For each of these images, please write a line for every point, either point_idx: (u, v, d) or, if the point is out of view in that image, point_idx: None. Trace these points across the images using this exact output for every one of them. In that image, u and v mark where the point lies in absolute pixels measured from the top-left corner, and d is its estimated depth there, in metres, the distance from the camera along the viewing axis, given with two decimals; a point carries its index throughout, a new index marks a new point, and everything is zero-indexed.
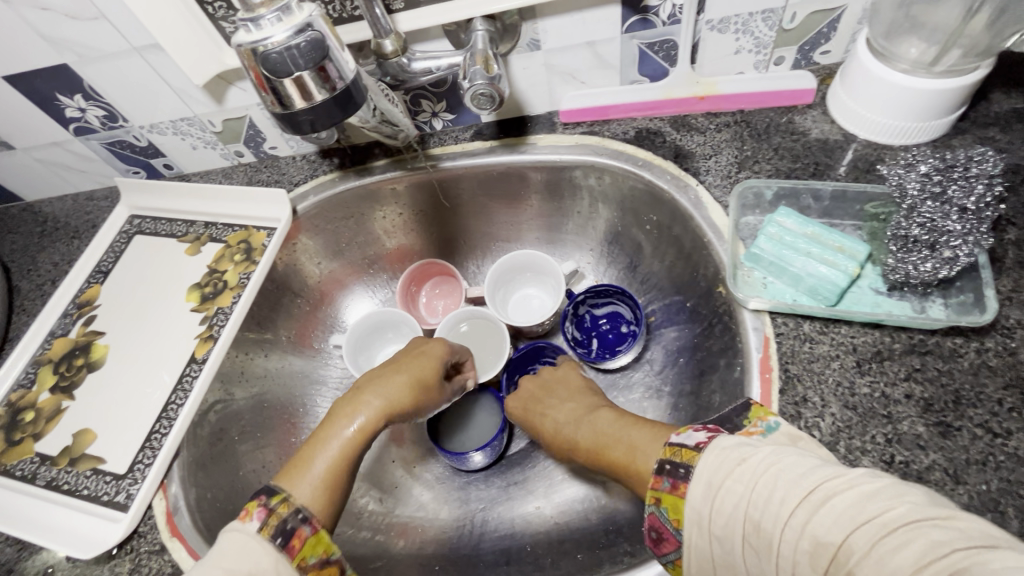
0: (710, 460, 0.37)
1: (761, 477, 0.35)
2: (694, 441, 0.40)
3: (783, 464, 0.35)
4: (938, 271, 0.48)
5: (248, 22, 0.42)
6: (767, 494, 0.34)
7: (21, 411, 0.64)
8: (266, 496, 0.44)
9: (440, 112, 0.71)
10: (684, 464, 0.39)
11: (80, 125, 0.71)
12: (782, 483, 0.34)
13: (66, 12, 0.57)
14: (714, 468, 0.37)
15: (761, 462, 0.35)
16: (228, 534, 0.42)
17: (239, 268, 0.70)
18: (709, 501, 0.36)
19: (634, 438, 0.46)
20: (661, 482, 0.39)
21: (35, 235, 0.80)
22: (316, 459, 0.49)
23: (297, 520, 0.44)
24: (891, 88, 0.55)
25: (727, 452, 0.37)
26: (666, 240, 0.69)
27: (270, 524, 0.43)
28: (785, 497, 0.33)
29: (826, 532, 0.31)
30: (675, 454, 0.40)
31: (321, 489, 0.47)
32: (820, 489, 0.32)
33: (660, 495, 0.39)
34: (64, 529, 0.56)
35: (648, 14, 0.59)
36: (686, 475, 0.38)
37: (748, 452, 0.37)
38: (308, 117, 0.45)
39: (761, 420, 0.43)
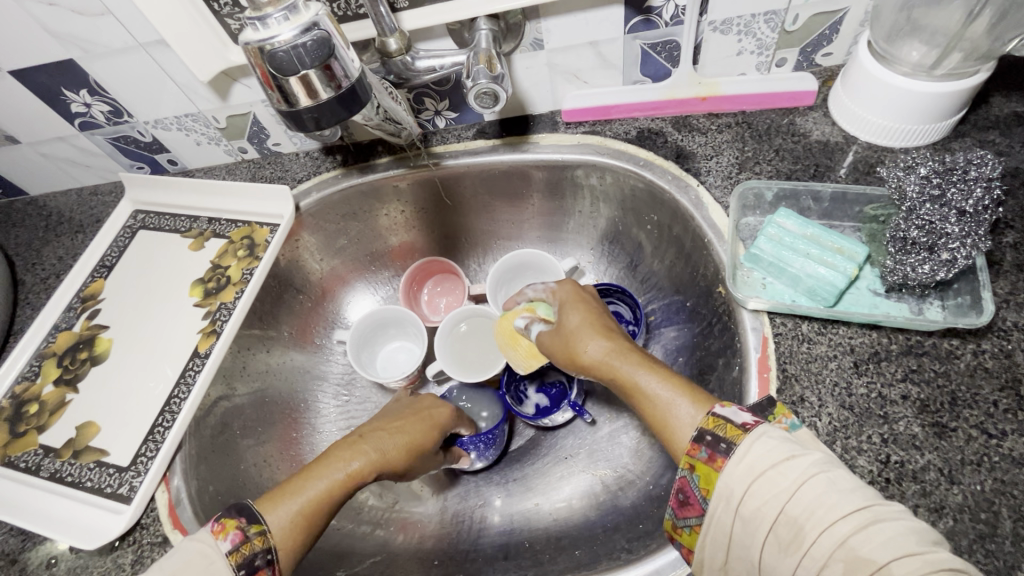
0: (755, 445, 0.38)
1: (808, 479, 0.35)
2: (740, 419, 0.40)
3: (833, 475, 0.36)
4: (936, 273, 0.48)
5: (255, 20, 0.42)
6: (814, 498, 0.35)
7: (25, 403, 0.65)
8: (246, 520, 0.45)
9: (443, 110, 0.71)
10: (727, 440, 0.39)
11: (85, 120, 0.71)
12: (831, 491, 0.35)
13: (72, 8, 0.57)
14: (759, 453, 0.38)
15: (813, 467, 0.36)
16: (201, 542, 0.43)
17: (242, 263, 0.71)
18: (745, 481, 0.37)
19: (663, 376, 0.46)
20: (698, 450, 0.40)
21: (40, 229, 0.80)
22: (302, 496, 0.48)
23: (264, 560, 0.43)
24: (893, 91, 0.56)
25: (775, 442, 0.38)
26: (666, 240, 0.69)
27: (239, 551, 0.43)
28: (831, 506, 0.34)
29: (869, 551, 0.32)
30: (719, 427, 0.40)
31: (298, 528, 0.46)
32: (872, 512, 0.33)
33: (694, 463, 0.40)
34: (68, 519, 0.56)
35: (651, 15, 0.60)
36: (727, 451, 0.39)
37: (799, 449, 0.37)
38: (312, 115, 0.45)
39: (786, 417, 0.43)
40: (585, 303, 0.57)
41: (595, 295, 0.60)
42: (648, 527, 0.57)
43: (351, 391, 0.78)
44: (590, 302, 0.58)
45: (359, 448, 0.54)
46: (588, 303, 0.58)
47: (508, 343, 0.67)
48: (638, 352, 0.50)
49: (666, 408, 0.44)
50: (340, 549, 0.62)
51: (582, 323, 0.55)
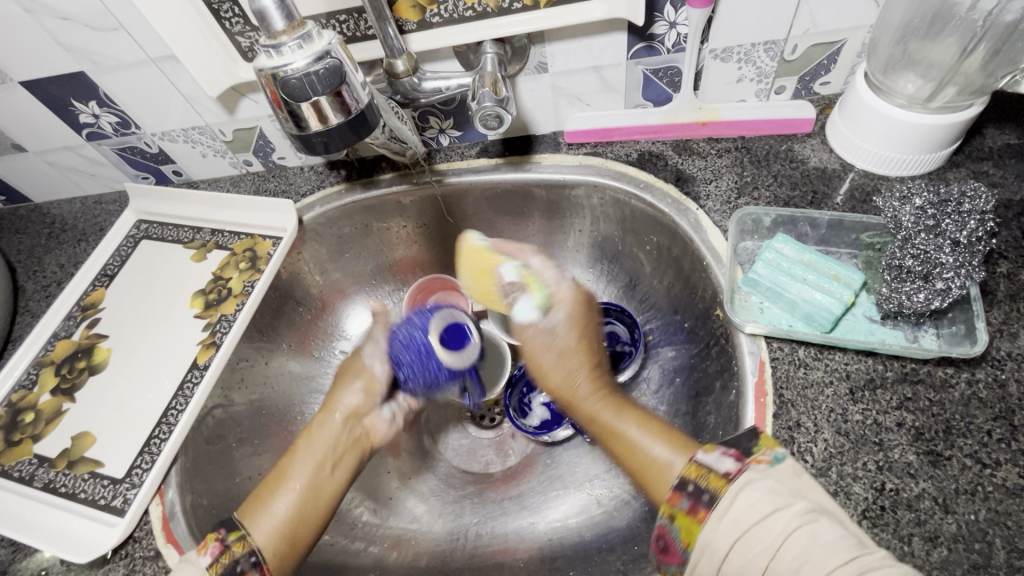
0: (738, 498, 0.40)
1: (790, 534, 0.37)
2: (722, 468, 0.42)
3: (815, 526, 0.37)
4: (931, 302, 0.49)
5: (269, 48, 0.43)
6: (798, 554, 0.36)
7: (21, 412, 0.64)
8: (225, 531, 0.50)
9: (447, 129, 0.72)
10: (709, 491, 0.41)
11: (93, 131, 0.72)
12: (813, 545, 0.36)
13: (87, 23, 0.58)
14: (741, 507, 0.39)
15: (795, 522, 0.37)
16: (187, 563, 0.48)
17: (244, 276, 0.71)
18: (730, 537, 0.39)
19: (648, 428, 0.50)
20: (680, 500, 0.42)
21: (42, 237, 0.80)
22: (274, 505, 0.53)
23: (247, 562, 0.48)
24: (887, 121, 0.57)
25: (759, 495, 0.39)
26: (665, 261, 0.70)
27: (220, 561, 0.48)
28: (815, 563, 0.35)
29: None
30: (701, 477, 0.42)
31: (277, 532, 0.51)
32: (856, 564, 0.34)
33: (676, 512, 0.42)
34: (59, 531, 0.56)
35: (653, 42, 0.61)
36: (710, 502, 0.41)
37: (780, 502, 0.39)
38: (322, 139, 0.46)
39: (770, 450, 0.43)
40: (580, 318, 0.59)
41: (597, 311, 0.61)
42: (643, 550, 0.57)
43: None
44: (586, 318, 0.60)
45: (321, 424, 0.59)
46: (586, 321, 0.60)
47: (473, 278, 0.64)
48: (626, 406, 0.54)
49: (647, 455, 0.48)
50: (333, 565, 0.62)
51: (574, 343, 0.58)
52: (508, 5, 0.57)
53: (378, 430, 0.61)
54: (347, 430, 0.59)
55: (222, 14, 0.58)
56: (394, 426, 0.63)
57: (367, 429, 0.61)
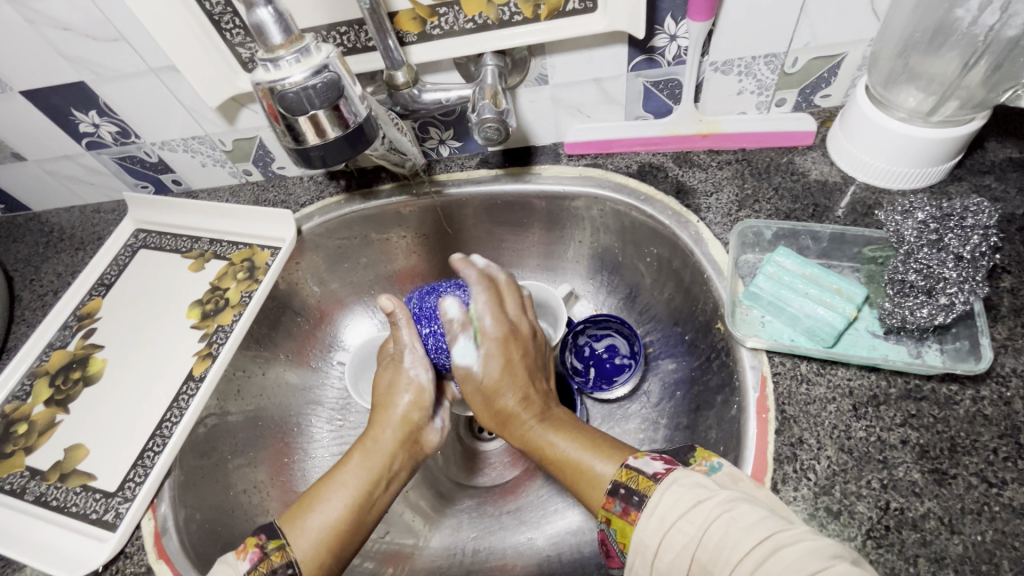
0: (663, 497, 0.42)
1: (713, 522, 0.39)
2: (652, 470, 0.44)
3: (738, 512, 0.39)
4: (935, 317, 0.48)
5: (267, 61, 0.43)
6: (720, 539, 0.38)
7: (15, 423, 0.64)
8: (266, 538, 0.49)
9: (448, 139, 0.72)
10: (639, 492, 0.43)
11: (93, 140, 0.72)
12: (735, 529, 0.38)
13: (86, 33, 0.58)
14: (669, 501, 0.41)
15: (717, 508, 0.39)
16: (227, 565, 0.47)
17: (241, 286, 0.71)
18: (658, 535, 0.40)
19: (580, 440, 0.51)
20: (613, 504, 0.44)
21: (40, 246, 0.80)
22: (321, 512, 0.51)
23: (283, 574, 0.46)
24: (888, 134, 0.57)
25: (682, 491, 0.41)
26: (666, 273, 0.69)
27: (258, 569, 0.47)
28: (734, 543, 0.37)
29: None
30: (632, 479, 0.44)
31: (321, 538, 0.49)
32: (773, 541, 0.36)
33: (610, 516, 0.44)
34: (48, 546, 0.55)
35: (653, 55, 0.61)
36: (639, 503, 0.43)
37: (704, 494, 0.40)
38: (320, 152, 0.46)
39: (705, 460, 0.46)
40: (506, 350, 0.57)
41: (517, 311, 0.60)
42: None
43: (346, 415, 0.77)
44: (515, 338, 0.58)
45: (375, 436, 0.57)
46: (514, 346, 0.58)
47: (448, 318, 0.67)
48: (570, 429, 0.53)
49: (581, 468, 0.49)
50: None
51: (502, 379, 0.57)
52: (509, 17, 0.57)
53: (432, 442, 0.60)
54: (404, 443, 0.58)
55: (223, 26, 0.58)
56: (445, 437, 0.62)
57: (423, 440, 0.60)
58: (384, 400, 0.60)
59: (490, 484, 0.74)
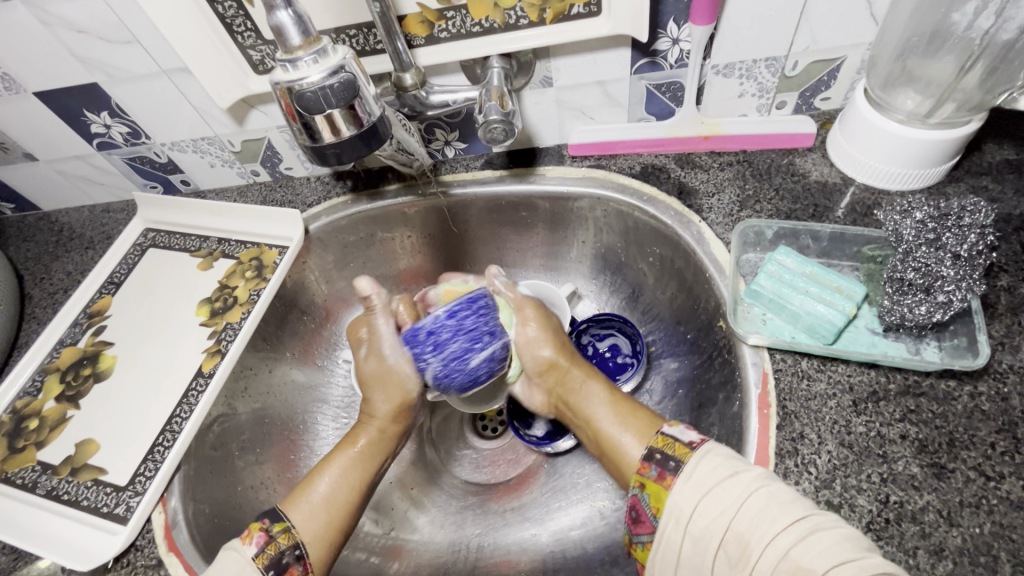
0: (700, 464, 0.43)
1: (751, 495, 0.40)
2: (687, 439, 0.46)
3: (773, 488, 0.41)
4: (933, 315, 0.49)
5: (285, 62, 0.44)
6: (756, 514, 0.39)
7: (26, 418, 0.65)
8: (270, 522, 0.50)
9: (453, 141, 0.74)
10: (675, 458, 0.45)
11: (104, 140, 0.73)
12: (773, 503, 0.40)
13: (101, 35, 0.59)
14: (706, 469, 0.43)
15: (754, 483, 0.41)
16: (230, 552, 0.48)
17: (249, 284, 0.72)
18: (693, 501, 0.42)
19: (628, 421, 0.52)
20: (649, 469, 0.45)
21: (50, 245, 0.81)
22: (316, 489, 0.54)
23: (293, 556, 0.48)
24: (887, 135, 0.58)
25: (717, 460, 0.43)
26: (668, 273, 0.70)
27: (266, 553, 0.48)
28: (770, 517, 0.39)
29: (809, 560, 0.36)
30: (668, 446, 0.46)
31: (317, 512, 0.52)
32: (809, 521, 0.38)
33: (644, 481, 0.45)
34: (60, 539, 0.55)
35: (656, 58, 0.63)
36: (675, 469, 0.44)
37: (739, 467, 0.42)
38: (334, 150, 0.47)
39: None
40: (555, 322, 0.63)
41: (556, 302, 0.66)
42: None
43: (351, 413, 0.78)
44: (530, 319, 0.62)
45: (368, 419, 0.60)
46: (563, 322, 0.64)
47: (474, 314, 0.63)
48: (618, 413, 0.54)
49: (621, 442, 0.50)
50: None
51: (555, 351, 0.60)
52: (515, 21, 0.58)
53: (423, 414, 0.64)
54: (389, 421, 0.60)
55: (235, 28, 0.59)
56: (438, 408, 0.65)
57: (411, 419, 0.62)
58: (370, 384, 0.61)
59: (491, 481, 0.75)
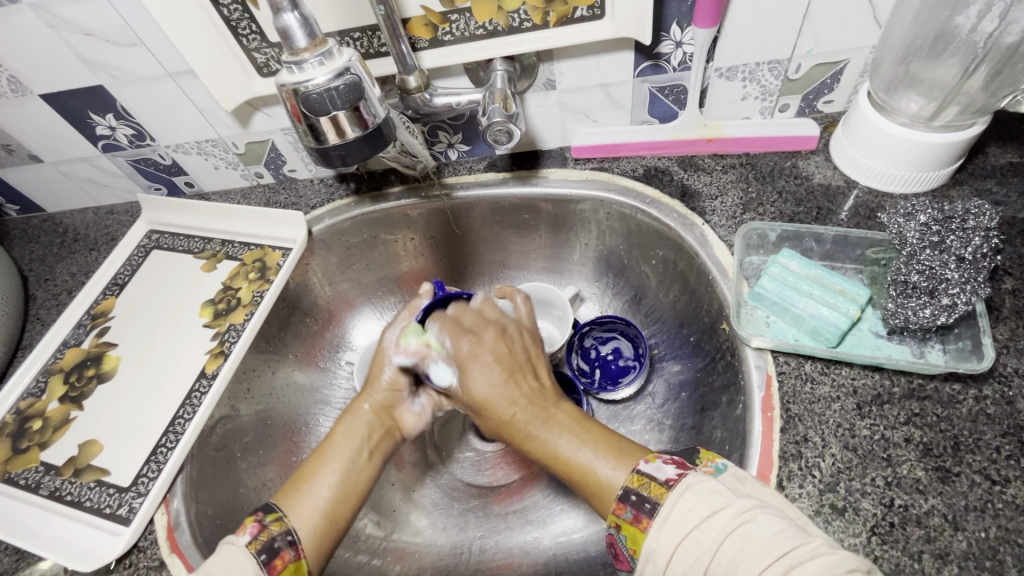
0: (677, 504, 0.41)
1: (728, 535, 0.38)
2: (663, 476, 0.43)
3: (754, 525, 0.38)
4: (937, 317, 0.49)
5: (291, 64, 0.44)
6: (733, 557, 0.37)
7: (29, 419, 0.65)
8: (261, 513, 0.50)
9: (456, 143, 0.74)
10: (651, 499, 0.42)
11: (108, 143, 0.73)
12: (751, 545, 0.37)
13: (107, 38, 0.60)
14: (681, 511, 0.40)
15: (732, 522, 0.38)
16: (224, 546, 0.48)
17: (253, 286, 0.72)
18: (671, 545, 0.40)
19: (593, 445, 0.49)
20: (623, 510, 0.43)
21: (54, 246, 0.82)
22: (312, 494, 0.52)
23: (283, 542, 0.48)
24: (890, 138, 0.58)
25: (695, 499, 0.40)
26: (671, 275, 0.70)
27: (258, 539, 0.48)
28: (750, 560, 0.37)
29: None
30: (643, 486, 0.43)
31: (315, 518, 0.51)
32: (789, 560, 0.36)
33: (620, 522, 0.43)
34: (63, 540, 0.55)
35: (659, 61, 0.63)
36: (651, 511, 0.42)
37: (717, 504, 0.40)
38: (340, 152, 0.47)
39: (711, 460, 0.45)
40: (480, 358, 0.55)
41: (477, 318, 0.59)
42: None
43: None
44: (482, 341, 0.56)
45: (355, 412, 0.60)
46: (495, 348, 0.56)
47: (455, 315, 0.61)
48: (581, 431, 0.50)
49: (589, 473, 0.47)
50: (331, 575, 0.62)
51: (495, 399, 0.53)
52: (519, 24, 0.59)
53: (408, 422, 0.63)
54: (379, 418, 0.61)
55: (239, 31, 0.59)
56: (423, 420, 0.64)
57: (397, 420, 0.62)
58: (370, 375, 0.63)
59: (492, 484, 0.74)
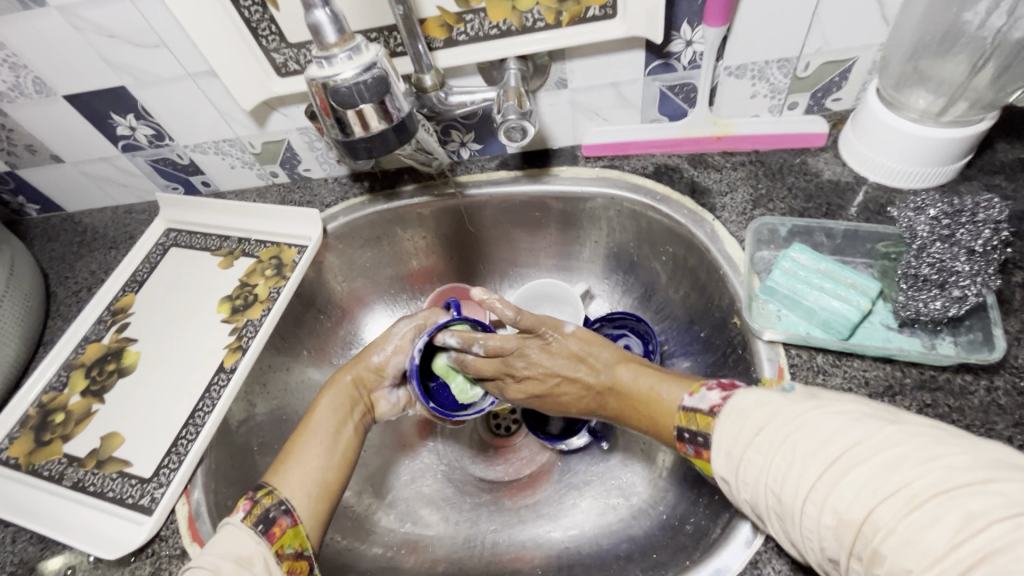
0: (726, 430, 0.43)
1: (781, 447, 0.39)
2: (708, 405, 0.45)
3: (801, 436, 0.39)
4: (948, 309, 0.50)
5: (321, 59, 0.46)
6: (789, 469, 0.38)
7: (52, 412, 0.66)
8: (252, 492, 0.52)
9: (469, 142, 0.75)
10: (701, 432, 0.44)
11: (128, 143, 0.75)
12: (805, 458, 0.37)
13: (130, 40, 0.62)
14: (728, 436, 0.42)
15: (783, 437, 0.39)
16: (223, 527, 0.49)
17: (269, 282, 0.73)
18: (732, 467, 0.41)
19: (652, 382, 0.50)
20: (686, 449, 0.45)
21: (74, 245, 0.83)
22: (302, 465, 0.56)
23: (277, 511, 0.50)
24: (900, 135, 0.58)
25: (741, 420, 0.42)
26: (681, 271, 0.71)
27: (253, 514, 0.50)
28: (802, 472, 0.37)
29: (848, 508, 0.35)
30: (691, 421, 0.45)
31: (309, 486, 0.54)
32: (842, 460, 0.36)
33: (689, 459, 0.45)
34: (89, 528, 0.57)
35: (670, 60, 0.64)
36: (706, 442, 0.44)
37: (766, 419, 0.41)
38: (365, 145, 0.48)
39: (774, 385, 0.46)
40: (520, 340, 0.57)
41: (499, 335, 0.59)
42: (660, 557, 0.57)
43: None
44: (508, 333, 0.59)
45: (336, 384, 0.64)
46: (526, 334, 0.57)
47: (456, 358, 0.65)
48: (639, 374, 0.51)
49: (652, 398, 0.49)
50: (350, 568, 0.63)
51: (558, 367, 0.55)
52: (532, 24, 0.60)
53: (381, 406, 0.68)
54: (358, 395, 0.65)
55: (260, 32, 0.61)
56: (394, 410, 0.69)
57: (373, 402, 0.67)
58: (360, 355, 0.67)
59: (503, 479, 0.76)
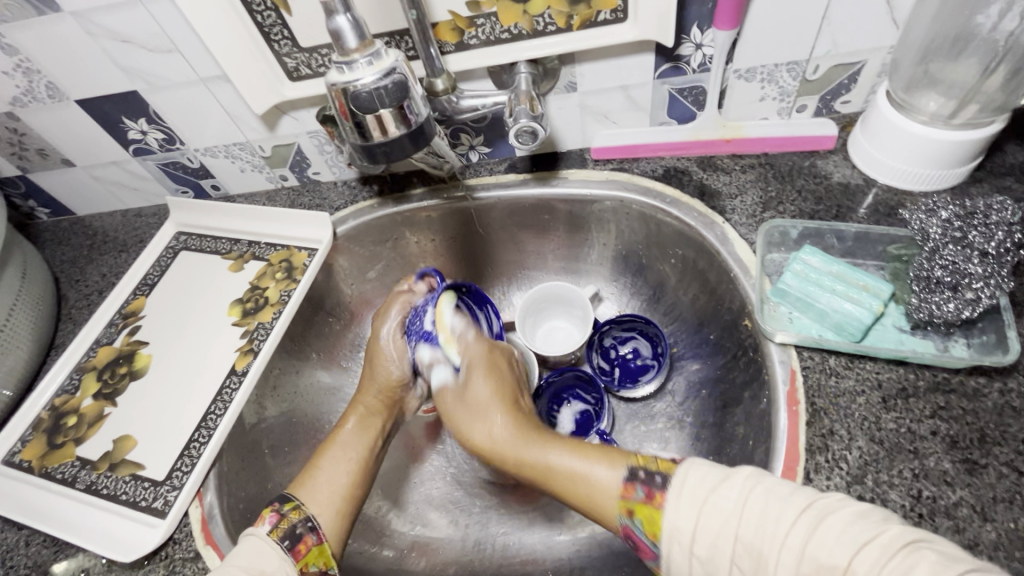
0: (689, 477, 0.44)
1: (747, 496, 0.41)
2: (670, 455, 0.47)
3: (761, 488, 0.41)
4: (961, 312, 0.50)
5: (341, 64, 0.46)
6: (757, 517, 0.39)
7: (64, 415, 0.66)
8: (278, 504, 0.54)
9: (478, 145, 0.75)
10: (660, 474, 0.46)
11: (139, 146, 0.75)
12: (773, 504, 0.39)
13: (143, 45, 0.62)
14: (694, 480, 0.43)
15: (746, 484, 0.41)
16: (245, 536, 0.50)
17: (280, 285, 0.73)
18: (692, 517, 0.42)
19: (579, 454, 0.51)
20: (635, 493, 0.46)
21: (84, 248, 0.84)
22: (329, 482, 0.57)
23: (304, 528, 0.52)
24: (911, 137, 0.58)
25: (702, 470, 0.44)
26: (690, 274, 0.71)
27: (279, 528, 0.51)
28: (772, 520, 0.39)
29: (829, 556, 0.36)
30: (649, 464, 0.47)
31: (335, 502, 0.56)
32: (813, 510, 0.39)
33: (633, 506, 0.45)
34: (103, 531, 0.57)
35: (679, 63, 0.64)
36: (662, 484, 0.45)
37: (723, 473, 0.43)
38: (384, 149, 0.48)
39: None
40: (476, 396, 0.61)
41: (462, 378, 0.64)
42: None
43: None
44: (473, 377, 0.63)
45: (361, 397, 0.65)
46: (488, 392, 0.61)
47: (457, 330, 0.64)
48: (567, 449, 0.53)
49: (584, 468, 0.50)
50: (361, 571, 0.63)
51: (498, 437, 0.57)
52: (543, 27, 0.60)
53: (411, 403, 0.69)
54: (384, 402, 0.66)
55: (272, 37, 0.61)
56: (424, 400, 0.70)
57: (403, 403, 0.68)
58: (375, 361, 0.67)
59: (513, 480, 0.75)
